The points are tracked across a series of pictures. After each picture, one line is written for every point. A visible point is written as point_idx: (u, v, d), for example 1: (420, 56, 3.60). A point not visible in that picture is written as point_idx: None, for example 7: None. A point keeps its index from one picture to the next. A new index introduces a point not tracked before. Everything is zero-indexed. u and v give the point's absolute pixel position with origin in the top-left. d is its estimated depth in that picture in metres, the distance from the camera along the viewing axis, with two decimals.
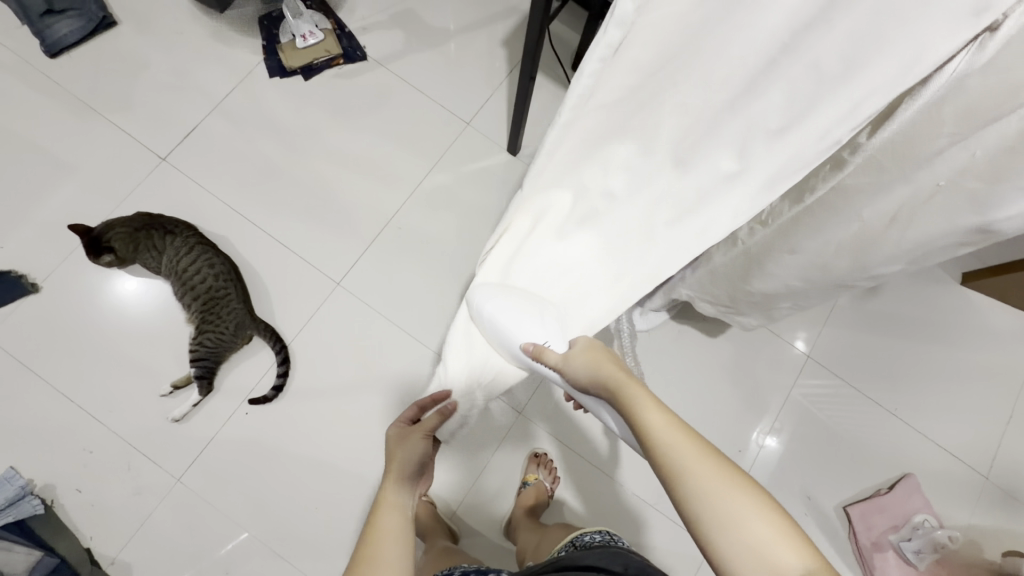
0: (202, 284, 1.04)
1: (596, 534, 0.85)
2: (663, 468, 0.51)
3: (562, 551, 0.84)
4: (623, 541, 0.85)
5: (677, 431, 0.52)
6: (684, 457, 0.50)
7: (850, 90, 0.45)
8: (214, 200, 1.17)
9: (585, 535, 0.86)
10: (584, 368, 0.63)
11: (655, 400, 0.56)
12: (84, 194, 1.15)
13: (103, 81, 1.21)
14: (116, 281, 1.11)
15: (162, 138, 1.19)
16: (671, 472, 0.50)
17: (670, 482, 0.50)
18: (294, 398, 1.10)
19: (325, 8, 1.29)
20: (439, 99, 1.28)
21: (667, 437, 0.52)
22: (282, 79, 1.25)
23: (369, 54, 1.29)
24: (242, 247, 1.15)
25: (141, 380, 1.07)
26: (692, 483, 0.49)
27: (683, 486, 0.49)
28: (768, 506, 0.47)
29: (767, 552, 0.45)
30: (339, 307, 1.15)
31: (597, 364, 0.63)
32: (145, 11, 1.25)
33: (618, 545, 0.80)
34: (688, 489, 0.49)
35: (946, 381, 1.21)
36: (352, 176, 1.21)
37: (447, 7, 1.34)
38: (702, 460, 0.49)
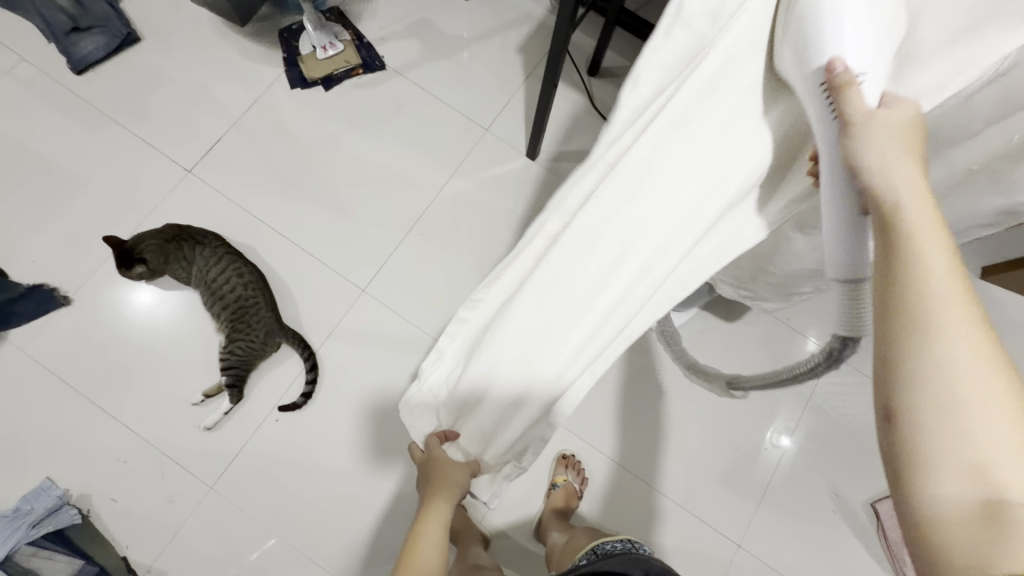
0: (231, 293, 1.06)
1: (617, 542, 0.84)
2: (892, 310, 0.34)
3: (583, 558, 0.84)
4: (645, 548, 0.83)
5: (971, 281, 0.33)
6: (944, 312, 0.32)
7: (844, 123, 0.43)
8: (240, 210, 1.19)
9: (607, 543, 0.85)
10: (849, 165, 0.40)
11: (940, 221, 0.35)
12: (112, 208, 1.17)
13: (128, 96, 1.23)
14: (139, 292, 1.13)
15: (187, 150, 1.21)
16: (896, 323, 0.33)
17: (898, 334, 0.33)
18: (323, 403, 1.11)
19: (344, 19, 1.31)
20: (457, 107, 1.29)
21: (936, 268, 0.33)
22: (303, 89, 1.27)
23: (387, 63, 1.30)
24: (268, 256, 1.17)
25: (172, 390, 1.09)
26: (939, 345, 0.32)
27: (910, 344, 0.32)
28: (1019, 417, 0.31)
29: (993, 452, 0.30)
30: (364, 313, 1.16)
31: (882, 152, 0.38)
32: (168, 27, 1.28)
33: (640, 552, 0.79)
34: (929, 348, 0.32)
35: None
36: (374, 183, 1.23)
37: (463, 15, 1.36)
38: (967, 329, 0.32)
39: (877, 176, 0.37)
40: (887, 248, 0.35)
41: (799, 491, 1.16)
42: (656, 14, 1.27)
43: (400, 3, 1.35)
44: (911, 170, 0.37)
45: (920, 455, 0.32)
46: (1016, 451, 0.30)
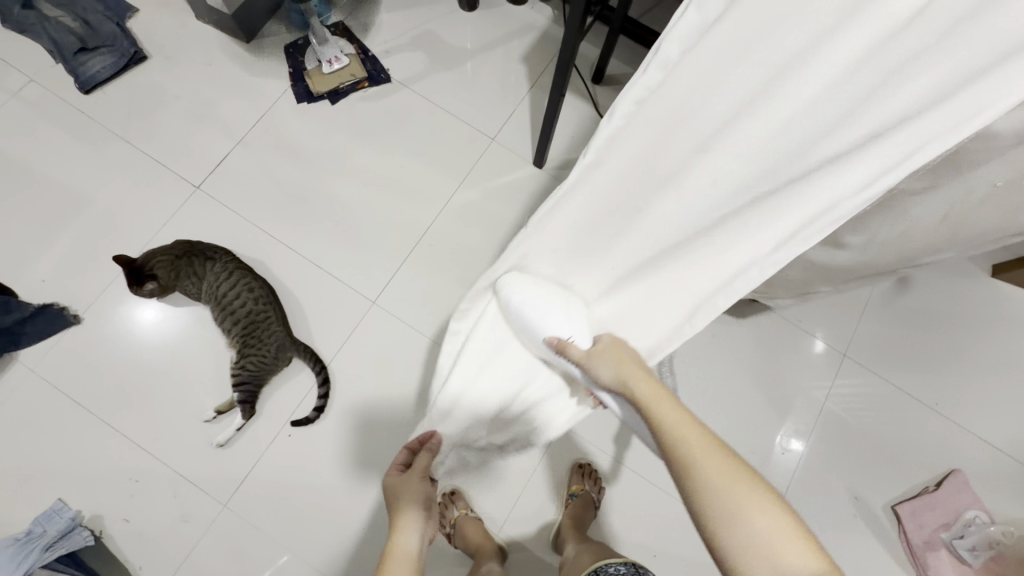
0: (242, 308, 1.05)
1: (620, 565, 0.83)
2: (670, 459, 0.55)
3: None
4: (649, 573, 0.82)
5: (696, 434, 0.55)
6: (704, 463, 0.53)
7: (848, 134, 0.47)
8: (249, 225, 1.19)
9: (609, 565, 0.84)
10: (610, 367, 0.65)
11: (664, 393, 0.60)
12: (121, 225, 1.17)
13: (135, 114, 1.24)
14: (143, 310, 1.13)
15: (195, 167, 1.21)
16: (684, 470, 0.53)
17: (679, 476, 0.54)
18: (336, 417, 1.10)
19: (348, 33, 1.32)
20: (463, 117, 1.30)
21: (676, 430, 0.56)
22: (310, 103, 1.27)
23: (392, 75, 1.31)
24: (278, 270, 1.17)
25: (184, 407, 1.08)
26: (705, 477, 0.52)
27: (689, 480, 0.53)
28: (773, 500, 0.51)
29: (773, 548, 0.48)
30: (375, 325, 1.15)
31: (609, 368, 0.65)
32: (174, 44, 1.28)
33: None
34: (699, 481, 0.52)
35: (985, 373, 1.20)
36: (382, 195, 1.23)
37: (466, 27, 1.37)
38: (713, 456, 0.53)
39: (618, 381, 0.64)
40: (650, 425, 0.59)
41: (817, 496, 1.14)
42: (658, 21, 1.28)
43: (404, 16, 1.36)
44: (632, 365, 0.64)
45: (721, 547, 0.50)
46: (779, 532, 0.49)
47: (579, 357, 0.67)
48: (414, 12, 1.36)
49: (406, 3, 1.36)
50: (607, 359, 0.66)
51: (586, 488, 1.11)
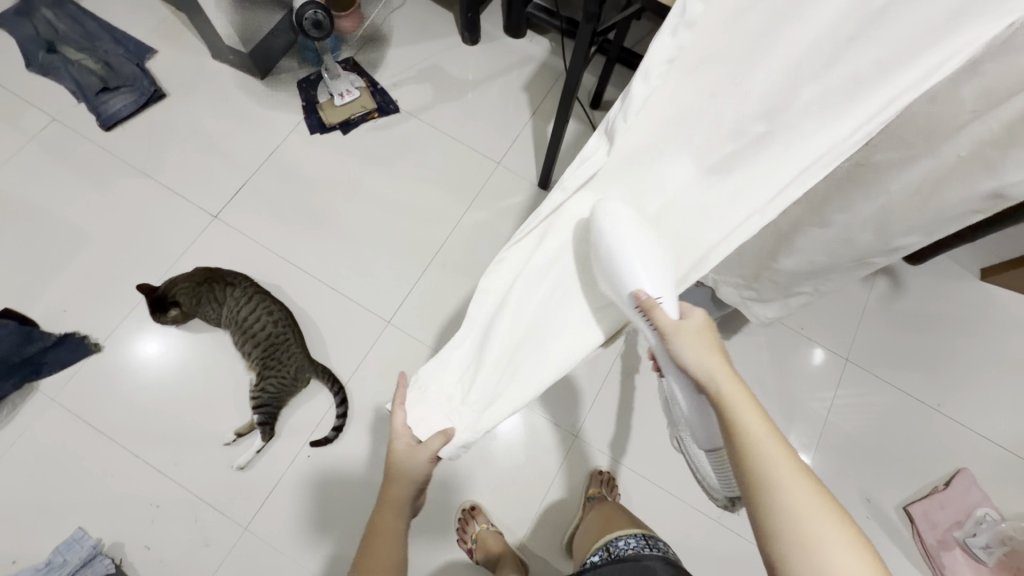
0: (262, 331, 1.08)
1: (630, 539, 0.86)
2: (750, 469, 0.49)
3: (595, 558, 0.87)
4: (659, 547, 0.84)
5: (774, 435, 0.50)
6: (779, 470, 0.48)
7: (839, 102, 0.46)
8: (266, 251, 1.22)
9: (619, 540, 0.87)
10: (692, 351, 0.55)
11: (754, 402, 0.53)
12: (141, 254, 1.20)
13: (155, 148, 1.29)
14: (159, 338, 1.15)
15: (213, 197, 1.26)
16: (758, 480, 0.49)
17: (759, 489, 0.49)
18: (354, 437, 1.12)
19: (358, 68, 1.39)
20: (469, 143, 1.36)
21: (763, 442, 0.50)
22: (322, 134, 1.33)
23: (401, 106, 1.38)
24: (295, 294, 1.20)
25: (204, 430, 1.09)
26: (786, 496, 0.47)
27: (768, 492, 0.48)
28: (854, 542, 0.45)
29: None
30: (391, 345, 1.18)
31: (700, 351, 0.55)
32: (192, 82, 1.34)
33: (651, 553, 0.81)
34: (779, 497, 0.47)
35: (983, 373, 1.24)
36: (394, 219, 1.28)
37: (469, 60, 1.44)
38: (799, 478, 0.48)
39: (702, 368, 0.54)
40: (726, 422, 0.52)
41: None
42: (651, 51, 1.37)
43: (410, 51, 1.43)
44: (722, 361, 0.55)
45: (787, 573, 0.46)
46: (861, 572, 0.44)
47: (668, 326, 0.55)
48: (420, 48, 1.44)
49: (412, 40, 1.44)
50: (695, 341, 0.55)
51: (603, 493, 1.10)
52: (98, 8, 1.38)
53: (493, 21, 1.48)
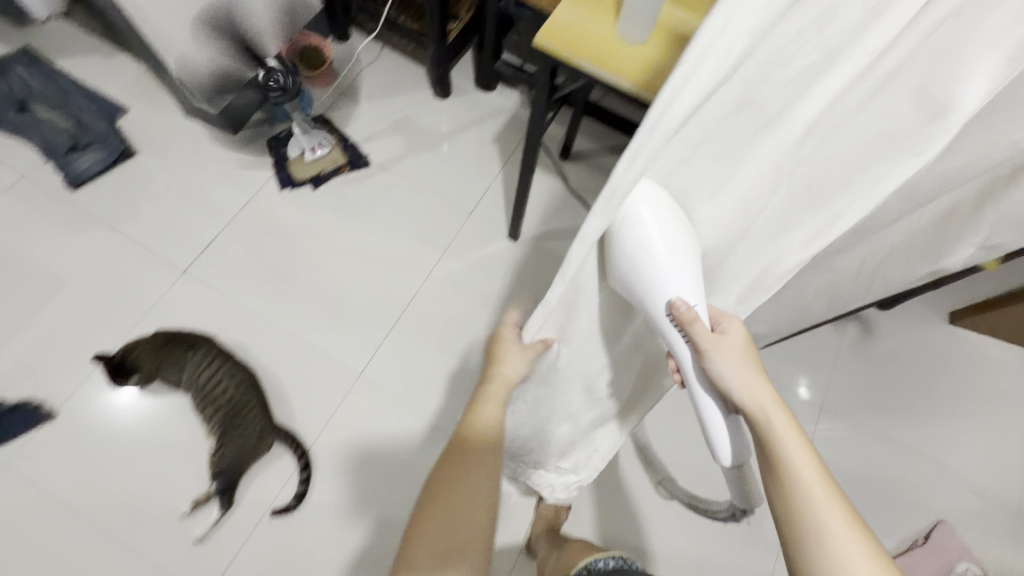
0: (223, 396, 1.06)
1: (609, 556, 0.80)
2: (784, 486, 0.53)
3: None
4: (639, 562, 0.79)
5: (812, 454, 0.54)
6: (809, 485, 0.52)
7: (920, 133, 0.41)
8: (232, 309, 1.20)
9: (598, 558, 0.80)
10: (734, 372, 0.56)
11: (796, 427, 0.55)
12: (101, 315, 1.18)
13: (120, 205, 1.27)
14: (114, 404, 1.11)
15: (178, 254, 1.24)
16: (790, 501, 0.53)
17: (791, 504, 0.53)
18: (318, 503, 1.08)
19: (330, 123, 1.41)
20: (440, 195, 1.36)
21: (796, 461, 0.53)
22: (292, 189, 1.33)
23: (372, 159, 1.38)
24: (260, 353, 1.17)
25: (160, 501, 1.05)
26: (819, 518, 0.51)
27: (798, 509, 0.52)
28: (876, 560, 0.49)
29: None
30: (358, 404, 1.15)
31: (740, 372, 0.56)
32: (161, 138, 1.34)
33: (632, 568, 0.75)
34: (815, 516, 0.51)
35: (956, 419, 1.23)
36: (363, 273, 1.27)
37: (441, 112, 1.46)
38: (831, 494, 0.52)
39: (750, 400, 0.56)
40: (762, 442, 0.56)
41: None
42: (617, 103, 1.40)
43: (382, 105, 1.45)
44: (767, 387, 0.56)
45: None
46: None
47: (708, 344, 0.55)
48: (392, 101, 1.46)
49: (384, 94, 1.46)
50: (736, 362, 0.56)
51: None
52: (70, 66, 1.39)
53: (463, 73, 1.51)
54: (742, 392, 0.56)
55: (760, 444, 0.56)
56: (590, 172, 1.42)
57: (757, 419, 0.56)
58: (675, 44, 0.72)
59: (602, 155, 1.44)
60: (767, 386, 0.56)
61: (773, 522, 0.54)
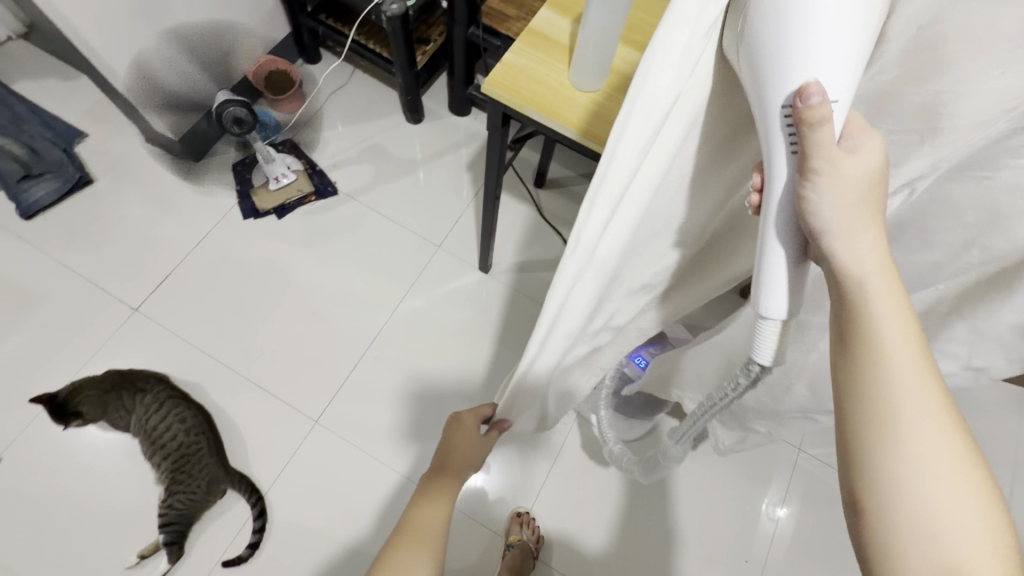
0: (172, 441, 1.01)
1: None
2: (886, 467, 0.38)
3: None
4: None
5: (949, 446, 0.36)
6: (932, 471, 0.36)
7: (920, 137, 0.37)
8: (188, 346, 1.16)
9: None
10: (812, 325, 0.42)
11: (899, 285, 0.34)
12: (52, 352, 1.13)
13: (77, 236, 1.23)
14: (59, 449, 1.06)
15: (135, 288, 1.20)
16: (866, 387, 0.33)
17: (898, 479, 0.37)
18: (272, 553, 1.03)
19: (296, 149, 1.37)
20: (409, 225, 1.33)
21: (894, 342, 0.33)
22: (256, 219, 1.29)
23: (340, 188, 1.35)
24: (216, 392, 1.13)
25: (104, 552, 1.00)
26: (904, 417, 0.32)
27: (879, 419, 0.33)
28: (985, 503, 0.32)
29: None
30: (318, 447, 1.11)
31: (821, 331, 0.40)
32: (121, 166, 1.30)
33: None
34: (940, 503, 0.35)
35: None
36: (327, 307, 1.23)
37: (412, 139, 1.43)
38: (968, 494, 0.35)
39: (840, 244, 0.34)
40: (851, 319, 0.34)
41: None
42: None
43: (352, 131, 1.41)
44: (877, 234, 0.34)
45: (878, 527, 0.32)
46: (982, 536, 0.31)
47: (813, 160, 0.32)
48: (362, 127, 1.42)
49: (354, 119, 1.43)
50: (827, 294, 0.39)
51: (523, 538, 1.06)
52: (30, 90, 1.35)
53: (436, 98, 1.47)
54: (840, 247, 0.34)
55: (845, 326, 0.35)
56: (565, 201, 1.38)
57: (846, 275, 0.34)
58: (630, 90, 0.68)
59: (578, 183, 1.40)
60: (873, 232, 0.34)
61: (835, 418, 0.35)
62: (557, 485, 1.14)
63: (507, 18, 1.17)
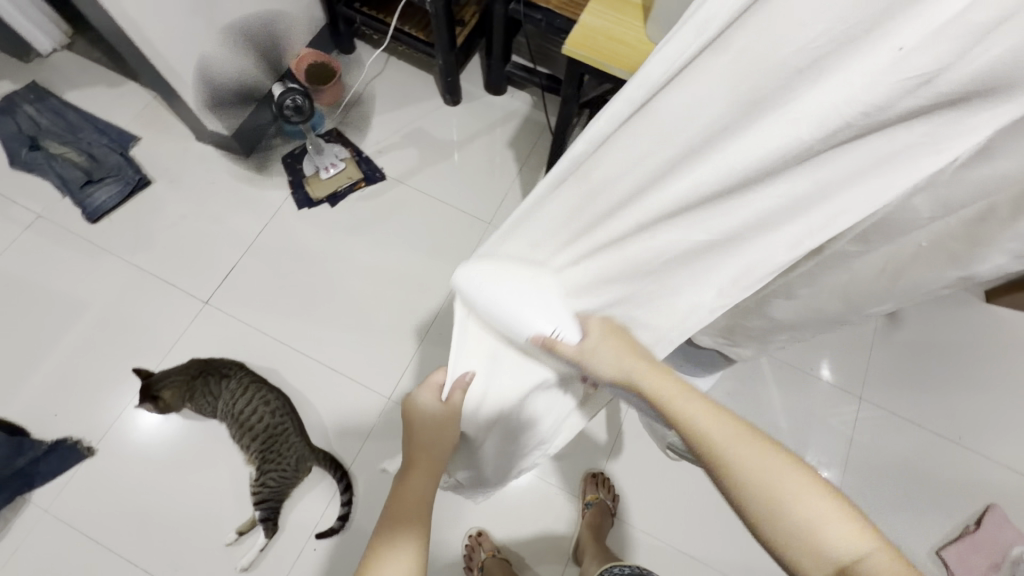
0: (259, 423, 1.05)
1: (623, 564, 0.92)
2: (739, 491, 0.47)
3: None
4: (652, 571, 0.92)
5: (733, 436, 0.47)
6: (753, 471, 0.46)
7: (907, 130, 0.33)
8: (259, 334, 1.20)
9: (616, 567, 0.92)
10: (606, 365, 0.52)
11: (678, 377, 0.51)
12: (131, 348, 1.18)
13: (141, 237, 1.27)
14: (151, 437, 1.11)
15: (203, 282, 1.24)
16: (706, 455, 0.47)
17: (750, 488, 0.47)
18: (361, 525, 1.07)
19: (342, 138, 1.39)
20: (458, 206, 1.35)
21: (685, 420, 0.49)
22: (310, 209, 1.32)
23: (387, 173, 1.37)
24: (291, 376, 1.17)
25: (204, 532, 1.05)
26: (737, 471, 0.45)
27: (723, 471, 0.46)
28: (813, 486, 0.44)
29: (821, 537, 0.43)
30: (393, 423, 1.15)
31: (612, 356, 0.52)
32: (176, 166, 1.34)
33: None
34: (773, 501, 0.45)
35: (996, 400, 1.21)
36: (388, 289, 1.26)
37: (451, 120, 1.45)
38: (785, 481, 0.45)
39: (620, 374, 0.52)
40: (674, 419, 0.49)
41: None
42: None
43: (393, 118, 1.44)
44: (640, 353, 0.52)
45: (781, 549, 0.43)
46: (824, 512, 0.43)
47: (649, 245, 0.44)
48: (403, 113, 1.44)
49: (394, 106, 1.45)
50: (605, 352, 0.52)
51: (600, 497, 1.11)
52: (79, 98, 1.38)
53: (472, 79, 1.49)
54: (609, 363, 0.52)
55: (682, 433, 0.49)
56: None
57: (641, 383, 0.51)
58: None
59: None
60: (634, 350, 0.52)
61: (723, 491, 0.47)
62: (625, 447, 1.17)
63: None
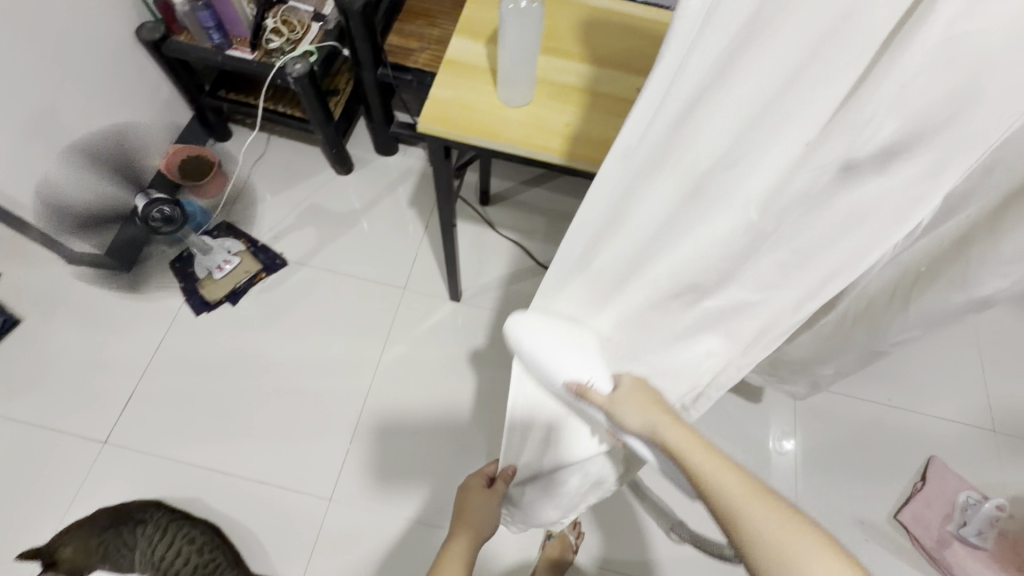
0: (185, 564, 1.01)
1: None
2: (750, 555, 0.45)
3: None
4: None
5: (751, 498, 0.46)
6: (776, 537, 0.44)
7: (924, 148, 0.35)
8: (173, 463, 1.09)
9: None
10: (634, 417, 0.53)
11: (703, 440, 0.51)
12: (21, 515, 1.04)
13: (16, 384, 1.13)
14: None
15: (98, 420, 1.12)
16: (732, 521, 0.46)
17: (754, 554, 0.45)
18: None
19: (233, 230, 1.32)
20: (369, 277, 1.30)
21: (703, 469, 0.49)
22: (209, 312, 1.23)
23: (288, 258, 1.31)
24: (217, 502, 1.07)
25: None
26: (748, 514, 0.45)
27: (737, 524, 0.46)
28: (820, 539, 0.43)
29: None
30: (339, 525, 1.06)
31: (638, 413, 0.53)
32: (47, 297, 1.21)
33: None
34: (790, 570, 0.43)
35: (913, 355, 1.29)
36: (309, 381, 1.18)
37: (347, 190, 1.41)
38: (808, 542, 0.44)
39: (650, 428, 0.53)
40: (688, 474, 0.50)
41: None
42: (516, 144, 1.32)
43: (283, 199, 1.37)
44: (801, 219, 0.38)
45: None
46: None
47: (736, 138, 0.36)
48: (294, 192, 1.39)
49: (283, 186, 1.39)
50: (632, 404, 0.54)
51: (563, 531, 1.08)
52: None
53: (360, 145, 1.46)
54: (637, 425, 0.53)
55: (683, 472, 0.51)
56: (514, 213, 1.40)
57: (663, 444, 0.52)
58: (558, 93, 0.71)
59: (521, 192, 1.42)
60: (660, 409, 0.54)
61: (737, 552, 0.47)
62: None
63: (411, 52, 1.21)
